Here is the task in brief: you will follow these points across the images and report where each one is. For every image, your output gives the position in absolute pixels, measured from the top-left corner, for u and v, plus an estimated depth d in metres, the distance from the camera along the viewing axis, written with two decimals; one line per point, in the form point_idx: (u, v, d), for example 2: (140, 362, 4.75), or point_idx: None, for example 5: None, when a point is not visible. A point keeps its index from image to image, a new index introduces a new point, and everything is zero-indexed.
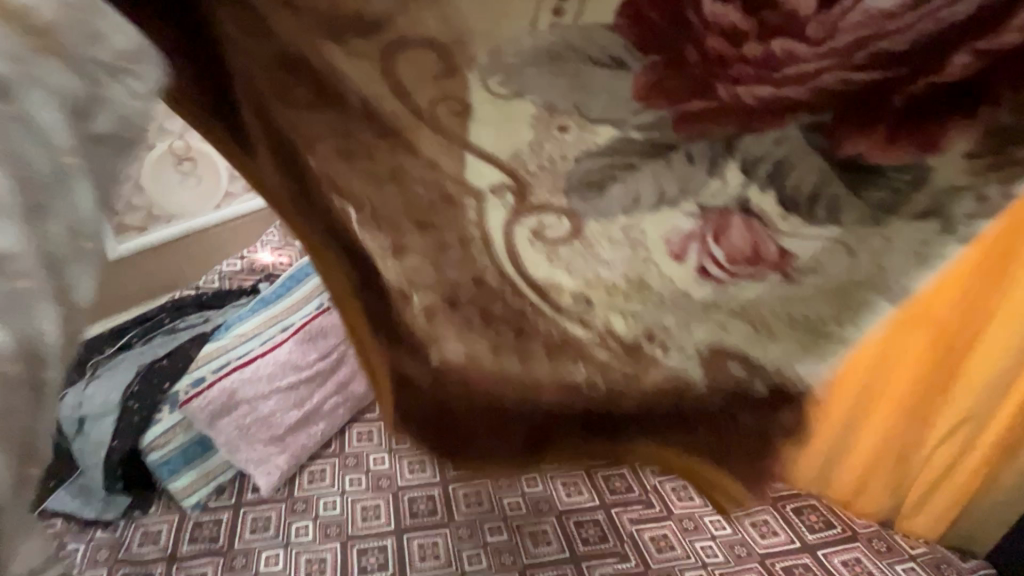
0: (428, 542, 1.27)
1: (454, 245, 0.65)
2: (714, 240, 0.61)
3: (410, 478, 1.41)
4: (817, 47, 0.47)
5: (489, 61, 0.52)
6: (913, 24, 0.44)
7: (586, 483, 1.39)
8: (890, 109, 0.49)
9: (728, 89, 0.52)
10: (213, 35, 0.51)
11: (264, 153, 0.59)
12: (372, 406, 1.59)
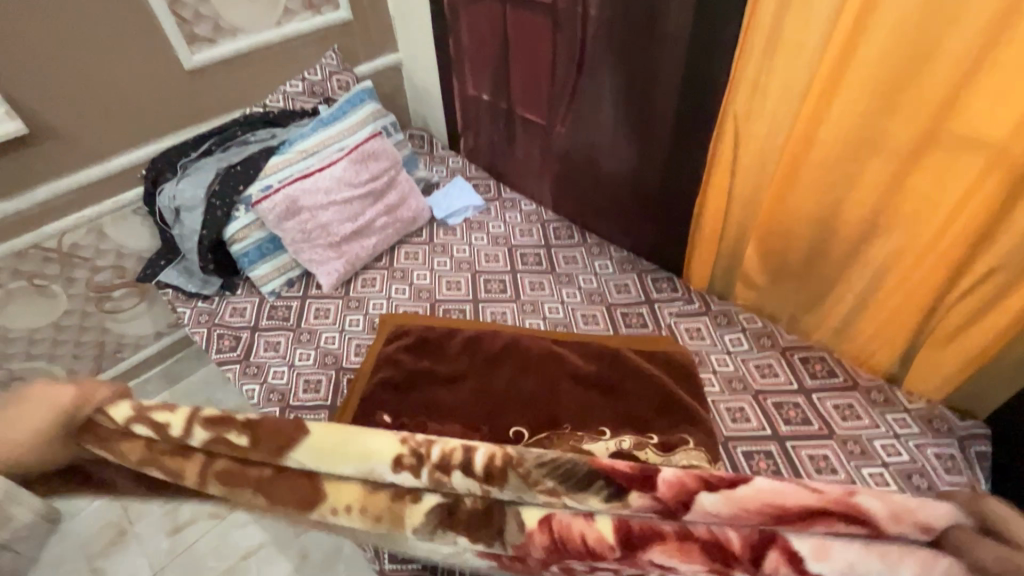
0: (498, 312, 1.53)
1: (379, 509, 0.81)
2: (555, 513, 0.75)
3: (447, 293, 1.59)
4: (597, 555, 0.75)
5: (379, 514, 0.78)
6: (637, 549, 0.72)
7: (604, 316, 1.51)
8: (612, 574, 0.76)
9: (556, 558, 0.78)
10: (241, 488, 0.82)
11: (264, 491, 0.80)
12: (417, 232, 1.77)
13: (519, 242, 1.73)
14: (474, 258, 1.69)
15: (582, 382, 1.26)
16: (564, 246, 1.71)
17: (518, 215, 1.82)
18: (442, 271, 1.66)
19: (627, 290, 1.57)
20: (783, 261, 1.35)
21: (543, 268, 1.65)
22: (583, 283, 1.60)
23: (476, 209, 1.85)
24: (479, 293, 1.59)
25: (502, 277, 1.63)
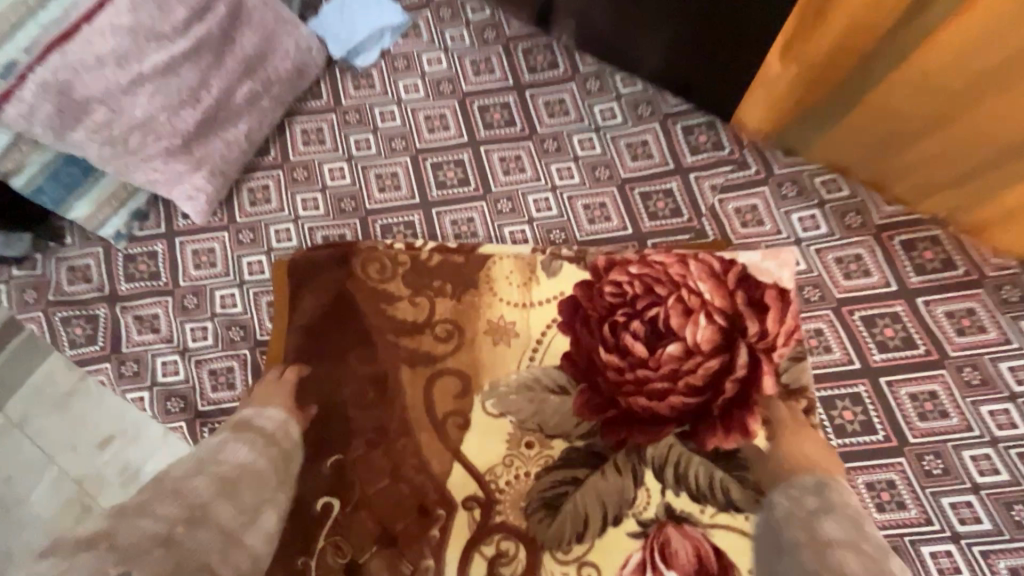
0: (462, 218, 1.03)
1: (472, 335, 0.85)
2: (619, 287, 0.84)
3: (382, 198, 1.06)
4: (655, 374, 0.79)
5: (485, 341, 0.85)
6: (693, 367, 0.78)
7: (618, 205, 1.02)
8: (710, 414, 0.77)
9: (626, 401, 0.78)
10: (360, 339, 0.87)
11: (364, 347, 0.87)
12: (316, 91, 1.13)
13: (474, 87, 1.13)
14: (410, 127, 1.11)
15: (612, 307, 0.83)
16: (544, 84, 1.11)
17: (465, 35, 1.16)
18: (366, 158, 1.09)
19: (647, 153, 1.05)
20: (924, 90, 0.84)
21: (517, 132, 1.08)
22: (580, 150, 1.06)
23: (397, 32, 1.17)
24: (429, 190, 1.06)
25: (458, 155, 1.08)
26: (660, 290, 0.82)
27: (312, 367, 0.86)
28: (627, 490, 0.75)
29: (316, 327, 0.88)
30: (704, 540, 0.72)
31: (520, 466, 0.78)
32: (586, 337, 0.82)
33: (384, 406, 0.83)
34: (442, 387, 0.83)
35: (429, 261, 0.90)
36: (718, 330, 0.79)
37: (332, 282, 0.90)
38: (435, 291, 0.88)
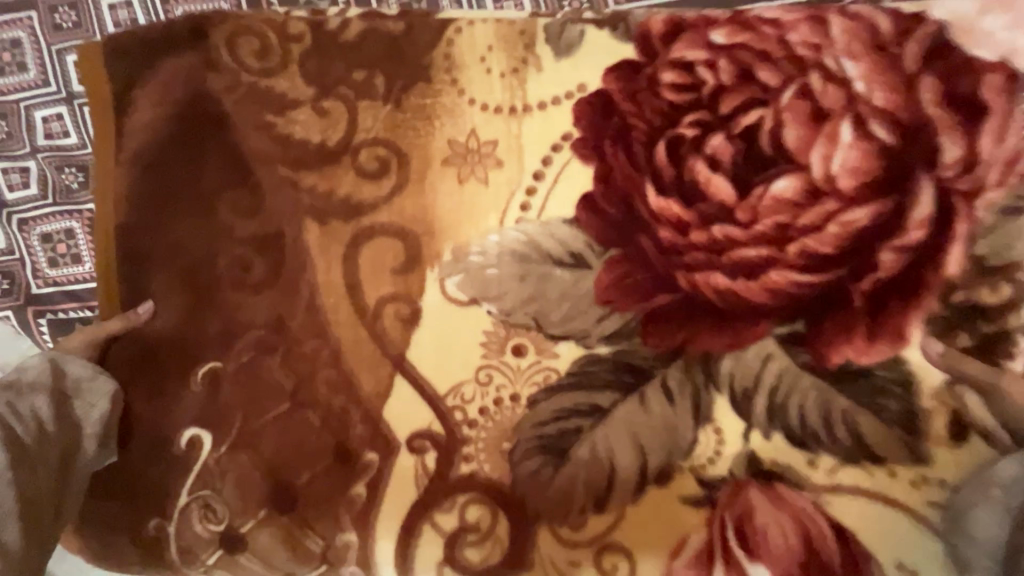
0: None
1: (421, 168, 0.48)
2: (688, 73, 0.44)
3: None
4: (748, 233, 0.43)
5: (445, 179, 0.48)
6: (820, 221, 0.42)
7: None
8: (844, 306, 0.43)
9: (689, 280, 0.44)
10: (232, 176, 0.51)
11: (242, 189, 0.51)
12: None
13: None
14: None
15: (675, 112, 0.44)
16: None
17: None
18: None
19: None
20: None
21: None
22: None
23: None
24: None
25: None
26: (764, 77, 0.43)
27: (161, 227, 0.51)
28: (682, 430, 0.44)
29: (155, 156, 0.52)
30: (812, 516, 0.42)
31: (501, 393, 0.46)
32: (621, 167, 0.45)
33: (282, 291, 0.50)
34: (376, 257, 0.49)
35: (340, 34, 0.49)
36: (874, 152, 0.42)
37: (176, 78, 0.51)
38: (355, 88, 0.49)
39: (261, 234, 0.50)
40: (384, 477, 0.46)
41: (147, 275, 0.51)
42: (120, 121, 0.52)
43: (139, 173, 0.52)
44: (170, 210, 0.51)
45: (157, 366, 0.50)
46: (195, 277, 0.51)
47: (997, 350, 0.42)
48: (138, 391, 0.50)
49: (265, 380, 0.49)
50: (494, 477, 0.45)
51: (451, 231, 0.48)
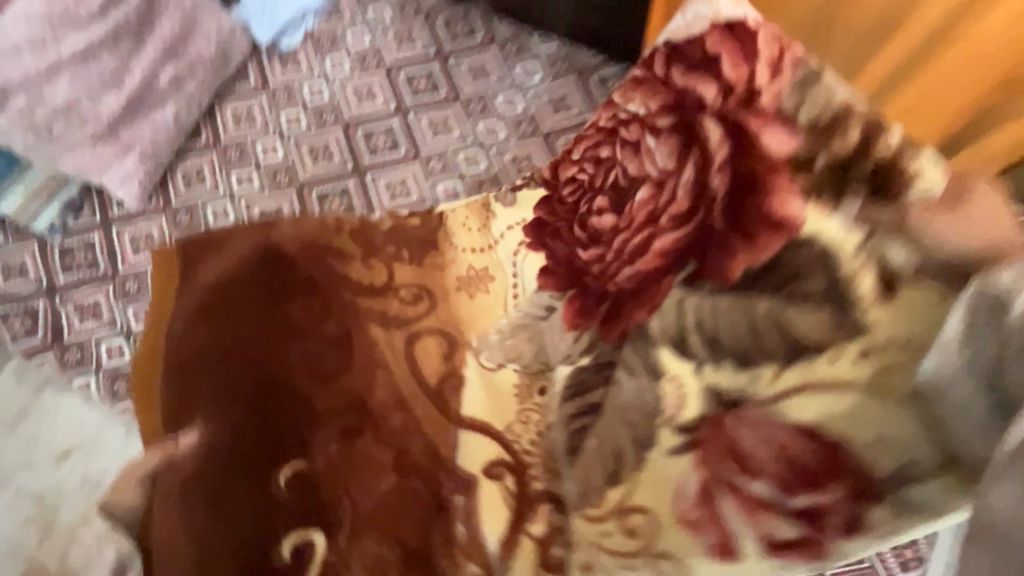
0: (395, 181, 1.07)
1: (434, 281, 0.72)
2: (570, 163, 0.68)
3: (316, 169, 1.09)
4: (634, 230, 0.61)
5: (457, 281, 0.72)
6: (672, 193, 0.58)
7: (542, 154, 1.08)
8: (720, 234, 0.55)
9: (619, 298, 0.63)
10: (288, 297, 0.68)
11: (295, 304, 0.68)
12: (243, 73, 1.15)
13: (398, 59, 1.17)
14: (339, 100, 1.14)
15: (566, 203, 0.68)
16: (465, 50, 1.16)
17: (386, 12, 1.21)
18: (298, 133, 1.11)
19: (568, 105, 1.11)
20: None
21: (442, 97, 1.13)
22: (504, 109, 1.12)
23: (317, 14, 1.20)
24: (362, 155, 1.09)
25: (388, 123, 1.11)
26: (603, 155, 0.65)
27: (223, 334, 0.64)
28: (650, 392, 0.60)
29: (214, 292, 0.66)
30: (747, 474, 0.50)
31: (518, 431, 0.67)
32: (563, 244, 0.68)
33: (352, 372, 0.67)
34: (423, 348, 0.70)
35: (376, 245, 0.72)
36: (677, 134, 0.58)
37: (247, 248, 0.69)
38: (388, 256, 0.72)
39: (321, 330, 0.68)
40: (460, 508, 0.63)
41: (208, 378, 0.62)
42: (202, 273, 0.67)
43: (202, 297, 0.66)
44: (227, 356, 0.63)
45: (236, 444, 0.59)
46: (267, 367, 0.64)
47: (884, 185, 0.47)
48: (199, 484, 0.56)
49: (363, 459, 0.63)
50: (556, 493, 0.63)
51: (475, 312, 0.71)
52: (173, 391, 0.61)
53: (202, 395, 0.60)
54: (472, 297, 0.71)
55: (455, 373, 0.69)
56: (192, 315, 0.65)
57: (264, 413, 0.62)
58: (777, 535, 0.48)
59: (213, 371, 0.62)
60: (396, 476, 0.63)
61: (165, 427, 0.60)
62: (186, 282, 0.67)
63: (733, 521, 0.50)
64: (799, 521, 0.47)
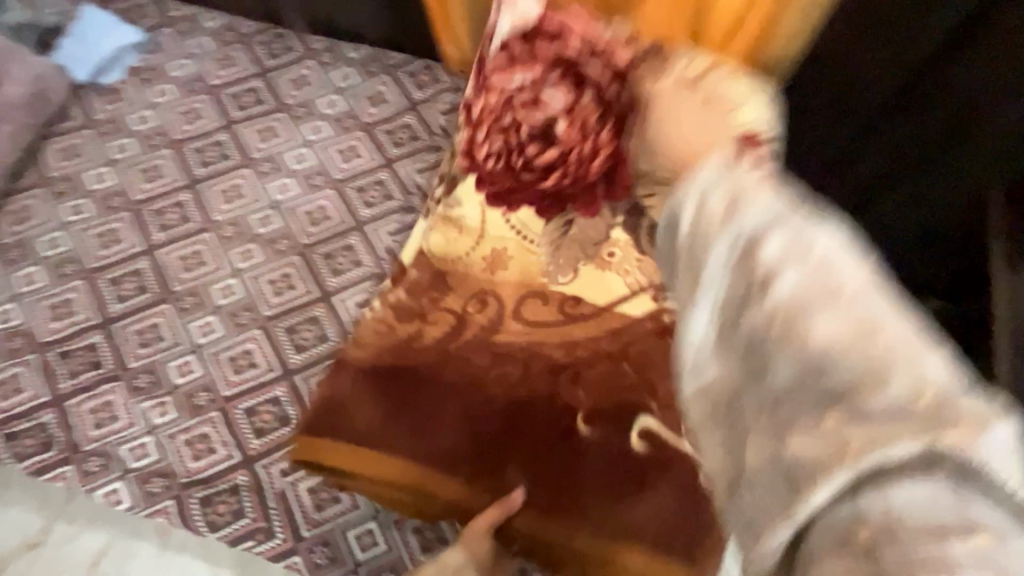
0: (229, 187, 1.14)
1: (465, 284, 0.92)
2: (492, 154, 0.87)
3: (150, 189, 1.14)
4: (604, 141, 0.83)
5: (488, 255, 0.92)
6: (590, 101, 0.83)
7: (366, 144, 1.19)
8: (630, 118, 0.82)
9: (605, 177, 0.85)
10: (421, 378, 0.85)
11: (438, 372, 0.85)
12: (67, 112, 1.20)
13: (223, 80, 1.25)
14: (168, 124, 1.20)
15: (526, 170, 0.86)
16: (285, 66, 1.27)
17: (206, 40, 1.29)
18: (129, 158, 1.16)
19: (384, 99, 1.23)
20: None
21: (268, 108, 1.23)
22: (326, 109, 1.23)
23: (138, 47, 1.28)
24: (194, 170, 1.16)
25: (217, 138, 1.19)
26: (518, 114, 0.85)
27: (441, 424, 0.82)
28: None
29: (381, 410, 0.84)
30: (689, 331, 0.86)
31: (630, 266, 0.90)
32: (527, 193, 0.88)
33: (564, 347, 0.87)
34: (533, 308, 0.90)
35: (427, 307, 0.90)
36: (563, 70, 0.83)
37: (366, 416, 0.83)
38: (438, 306, 0.90)
39: (495, 357, 0.86)
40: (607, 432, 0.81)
41: (506, 455, 0.81)
42: (366, 435, 0.83)
43: (384, 422, 0.83)
44: (449, 444, 0.82)
45: (568, 472, 0.79)
46: (486, 418, 0.82)
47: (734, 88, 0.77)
48: (598, 513, 0.77)
49: (596, 447, 0.80)
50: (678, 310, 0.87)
51: (518, 282, 0.91)
52: (427, 464, 0.82)
53: (387, 457, 0.81)
54: (504, 272, 0.92)
55: (563, 296, 0.90)
56: (419, 459, 0.82)
57: (516, 454, 0.81)
58: None
59: (460, 451, 0.81)
60: (632, 408, 0.83)
61: (499, 507, 0.78)
62: (364, 445, 0.82)
63: None
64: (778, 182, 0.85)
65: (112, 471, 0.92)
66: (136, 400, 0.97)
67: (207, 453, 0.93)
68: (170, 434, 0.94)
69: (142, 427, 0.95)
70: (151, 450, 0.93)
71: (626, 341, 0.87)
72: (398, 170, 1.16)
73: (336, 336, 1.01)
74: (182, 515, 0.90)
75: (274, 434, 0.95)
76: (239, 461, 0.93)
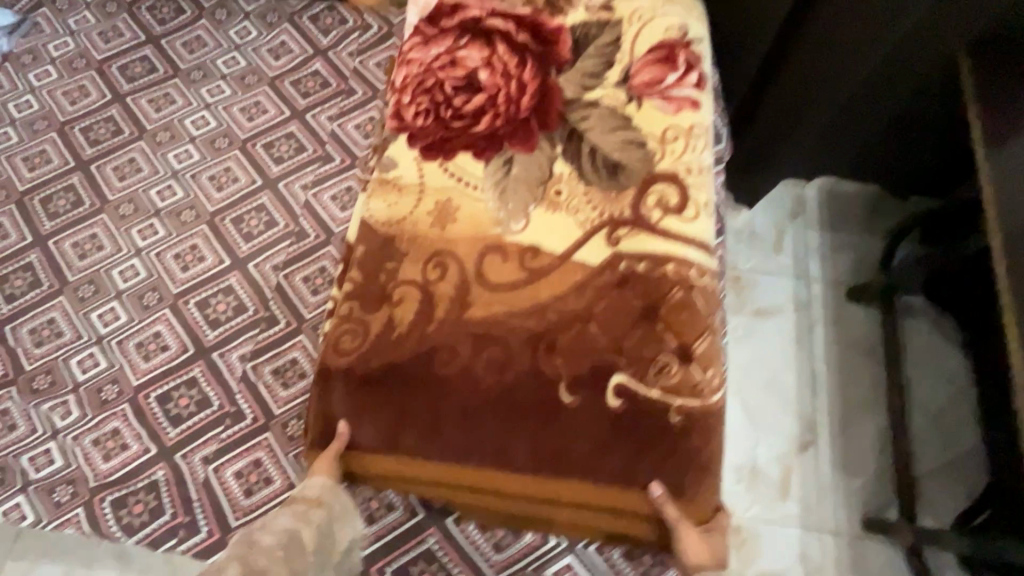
0: (124, 162, 1.03)
1: (411, 250, 0.74)
2: (406, 113, 0.80)
3: (35, 177, 1.02)
4: (525, 87, 0.80)
5: (499, 180, 0.76)
6: (508, 62, 0.80)
7: (270, 98, 1.07)
8: (551, 81, 0.81)
9: (535, 111, 0.79)
10: (395, 377, 0.69)
11: (414, 372, 0.69)
12: None
13: (107, 53, 1.14)
14: (50, 107, 1.08)
15: (447, 125, 0.79)
16: (177, 30, 1.15)
17: (87, 15, 1.18)
18: (9, 148, 1.05)
19: (287, 49, 1.12)
20: None
21: (160, 75, 1.11)
22: (225, 68, 1.11)
23: (13, 32, 1.15)
24: (83, 150, 1.04)
25: (107, 113, 1.07)
26: (440, 73, 0.80)
27: (430, 422, 0.68)
28: (651, 163, 0.77)
29: (359, 410, 0.69)
30: (687, 242, 0.73)
31: (579, 203, 0.76)
32: (462, 139, 0.78)
33: (570, 323, 0.70)
34: (494, 265, 0.73)
35: (387, 286, 0.72)
36: (474, 35, 0.82)
37: (340, 399, 0.69)
38: (398, 290, 0.72)
39: (494, 351, 0.69)
40: (663, 372, 0.69)
41: (511, 449, 0.68)
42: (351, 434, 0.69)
43: (366, 423, 0.69)
44: (441, 440, 0.68)
45: (595, 460, 0.67)
46: (485, 408, 0.68)
47: (640, 68, 0.83)
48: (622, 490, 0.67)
49: (617, 427, 0.67)
50: (666, 223, 0.74)
51: (472, 238, 0.74)
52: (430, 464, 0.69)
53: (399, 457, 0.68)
54: (454, 226, 0.75)
55: (520, 248, 0.73)
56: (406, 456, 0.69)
57: (523, 437, 0.68)
58: (676, 83, 0.82)
59: (454, 447, 0.68)
60: (658, 389, 0.68)
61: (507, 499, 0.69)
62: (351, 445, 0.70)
63: (706, 77, 0.84)
64: (704, 80, 0.83)
65: (12, 486, 0.81)
66: (34, 404, 0.86)
67: (119, 450, 0.83)
68: (76, 436, 0.84)
69: (44, 432, 0.84)
70: (56, 457, 0.83)
71: (589, 297, 0.71)
72: (310, 120, 1.05)
73: (253, 304, 0.91)
74: (94, 523, 0.79)
75: (192, 420, 0.84)
76: (156, 454, 0.82)
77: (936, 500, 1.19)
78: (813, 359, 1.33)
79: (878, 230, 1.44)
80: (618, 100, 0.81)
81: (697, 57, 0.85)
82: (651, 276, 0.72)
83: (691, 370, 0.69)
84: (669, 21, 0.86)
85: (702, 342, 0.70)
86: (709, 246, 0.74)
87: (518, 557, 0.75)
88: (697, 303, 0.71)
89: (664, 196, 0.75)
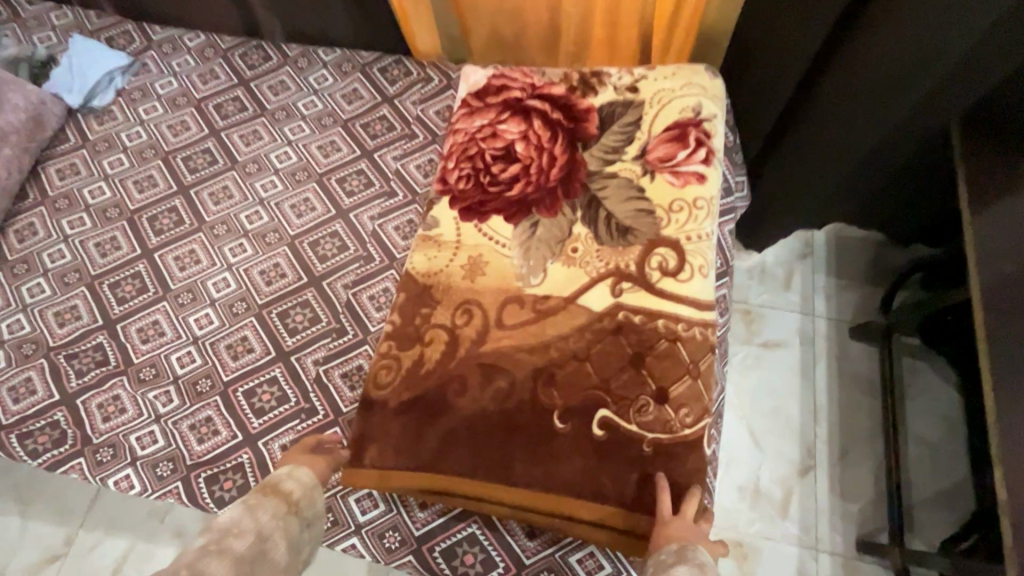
0: (218, 188, 1.20)
1: (457, 296, 0.89)
2: (454, 178, 0.97)
3: (143, 198, 1.20)
4: (557, 159, 0.95)
5: (529, 238, 0.91)
6: (543, 138, 0.96)
7: (343, 138, 1.24)
8: (579, 154, 0.96)
9: (563, 179, 0.94)
10: (422, 391, 0.84)
11: (437, 387, 0.84)
12: (62, 137, 1.27)
13: (205, 92, 1.32)
14: (156, 138, 1.27)
15: (487, 188, 0.95)
16: (264, 74, 1.34)
17: (188, 59, 1.37)
18: (121, 172, 1.23)
19: (359, 95, 1.29)
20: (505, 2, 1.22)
21: (249, 114, 1.29)
22: (305, 110, 1.28)
23: (126, 70, 1.35)
24: (184, 177, 1.22)
25: (204, 145, 1.25)
26: (483, 144, 0.97)
27: (448, 431, 0.82)
28: (664, 227, 0.90)
29: (389, 417, 0.84)
30: (693, 296, 0.86)
31: (591, 258, 0.89)
32: (496, 202, 0.94)
33: (583, 362, 0.84)
34: (512, 312, 0.87)
35: (421, 327, 0.87)
36: (516, 113, 0.99)
37: (376, 410, 0.85)
38: (440, 325, 0.87)
39: (510, 377, 0.84)
40: (662, 410, 0.81)
41: (516, 457, 0.81)
42: (383, 440, 0.84)
43: (394, 427, 0.83)
44: (459, 455, 0.82)
45: (590, 471, 0.80)
46: (495, 420, 0.82)
47: (657, 143, 0.95)
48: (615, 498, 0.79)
49: (613, 447, 0.80)
50: (671, 276, 0.87)
51: (499, 288, 0.89)
52: (445, 468, 0.82)
53: (420, 459, 0.82)
54: (487, 264, 0.90)
55: (535, 296, 0.88)
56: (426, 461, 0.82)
57: (516, 452, 0.81)
58: (686, 158, 0.94)
59: (470, 458, 0.81)
60: (637, 424, 0.81)
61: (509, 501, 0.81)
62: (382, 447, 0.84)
63: (715, 151, 0.96)
64: (715, 157, 0.96)
65: (122, 460, 0.97)
66: (141, 392, 1.02)
67: (211, 435, 0.98)
68: (175, 421, 0.99)
69: (148, 416, 1.00)
70: (159, 438, 0.98)
71: (591, 341, 0.85)
72: (378, 158, 1.21)
73: (326, 317, 1.06)
74: (191, 495, 0.94)
75: (272, 413, 0.99)
76: (241, 440, 0.98)
77: (928, 527, 1.29)
78: (815, 392, 1.45)
79: (880, 278, 1.55)
80: (633, 171, 0.94)
81: (709, 133, 0.97)
82: (644, 328, 0.85)
83: (665, 410, 0.82)
84: (687, 100, 0.99)
85: (681, 387, 0.83)
86: (702, 305, 0.87)
87: (549, 544, 0.88)
88: (680, 353, 0.84)
89: (664, 259, 0.88)
